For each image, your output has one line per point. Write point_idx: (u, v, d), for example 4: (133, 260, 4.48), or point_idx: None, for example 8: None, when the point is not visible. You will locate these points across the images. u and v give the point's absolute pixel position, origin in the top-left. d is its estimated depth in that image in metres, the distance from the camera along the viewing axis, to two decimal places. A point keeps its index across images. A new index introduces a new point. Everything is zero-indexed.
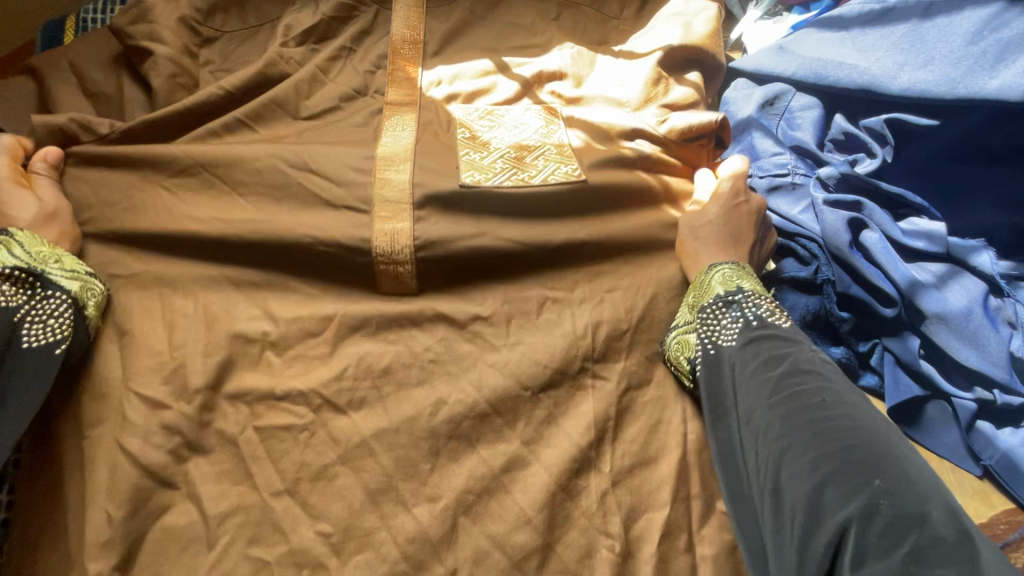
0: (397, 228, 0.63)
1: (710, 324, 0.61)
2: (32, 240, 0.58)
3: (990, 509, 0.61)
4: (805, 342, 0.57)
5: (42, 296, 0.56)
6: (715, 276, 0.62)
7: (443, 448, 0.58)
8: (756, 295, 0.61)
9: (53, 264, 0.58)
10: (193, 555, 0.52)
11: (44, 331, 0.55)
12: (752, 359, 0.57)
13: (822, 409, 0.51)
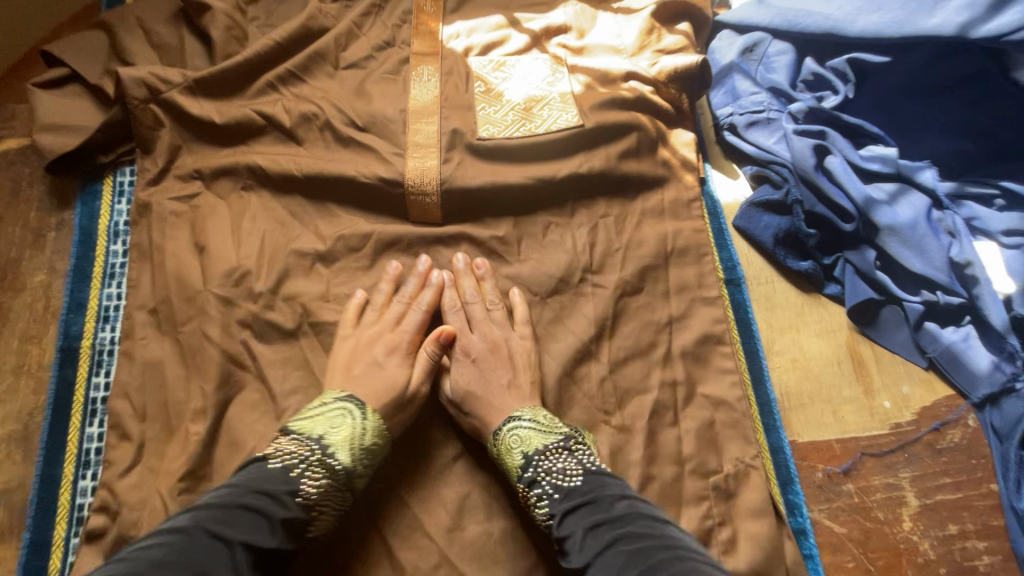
0: (427, 166, 0.74)
1: (525, 492, 0.58)
2: (355, 430, 0.59)
3: (933, 394, 0.71)
4: (616, 497, 0.53)
5: (324, 474, 0.55)
6: (511, 437, 0.60)
7: (468, 342, 0.69)
8: (548, 447, 0.58)
9: (351, 451, 0.57)
10: (262, 422, 0.63)
11: (303, 487, 0.53)
12: (580, 529, 0.51)
13: (627, 554, 0.47)
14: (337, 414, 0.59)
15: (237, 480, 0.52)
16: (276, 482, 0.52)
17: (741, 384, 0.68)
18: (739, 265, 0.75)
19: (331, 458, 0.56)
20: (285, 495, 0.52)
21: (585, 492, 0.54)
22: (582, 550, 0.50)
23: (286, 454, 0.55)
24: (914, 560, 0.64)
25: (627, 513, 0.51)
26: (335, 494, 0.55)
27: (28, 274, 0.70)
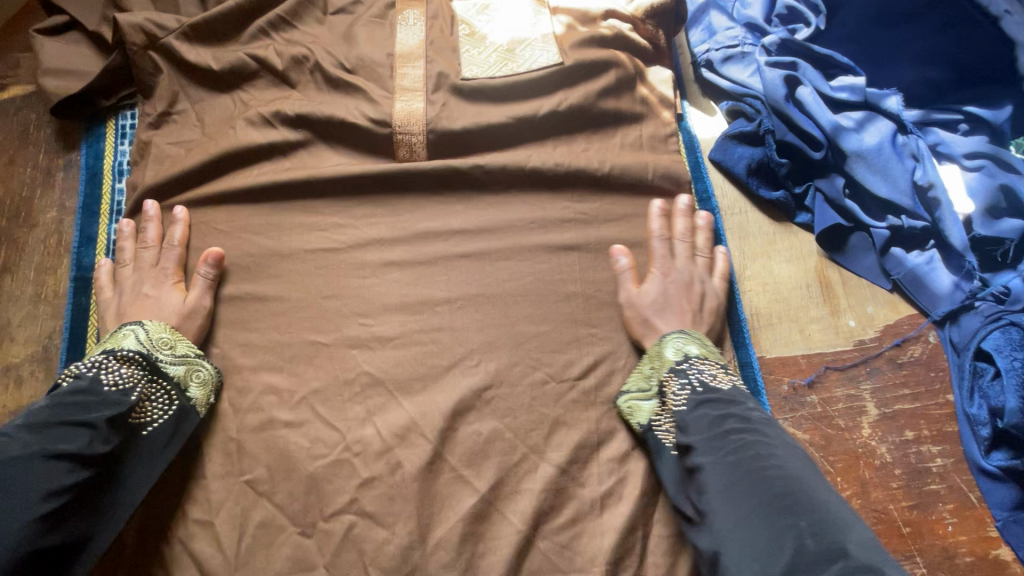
0: (413, 108, 0.76)
1: (665, 384, 0.64)
2: (157, 328, 0.64)
3: (896, 314, 0.75)
4: (744, 401, 0.60)
5: (154, 386, 0.61)
6: (667, 347, 0.66)
7: (456, 267, 0.73)
8: (705, 360, 0.65)
9: (166, 351, 0.64)
10: (269, 338, 0.69)
11: (155, 410, 0.61)
12: (705, 417, 0.59)
13: (747, 453, 0.55)
14: (123, 334, 0.63)
15: (46, 402, 0.56)
16: (94, 392, 0.57)
17: (714, 303, 0.73)
18: (714, 195, 0.78)
19: (141, 362, 0.61)
20: (107, 399, 0.57)
21: (710, 396, 0.61)
22: (711, 445, 0.57)
23: (89, 370, 0.59)
24: (871, 461, 0.69)
25: (739, 420, 0.58)
26: (160, 391, 0.62)
27: (41, 211, 0.74)
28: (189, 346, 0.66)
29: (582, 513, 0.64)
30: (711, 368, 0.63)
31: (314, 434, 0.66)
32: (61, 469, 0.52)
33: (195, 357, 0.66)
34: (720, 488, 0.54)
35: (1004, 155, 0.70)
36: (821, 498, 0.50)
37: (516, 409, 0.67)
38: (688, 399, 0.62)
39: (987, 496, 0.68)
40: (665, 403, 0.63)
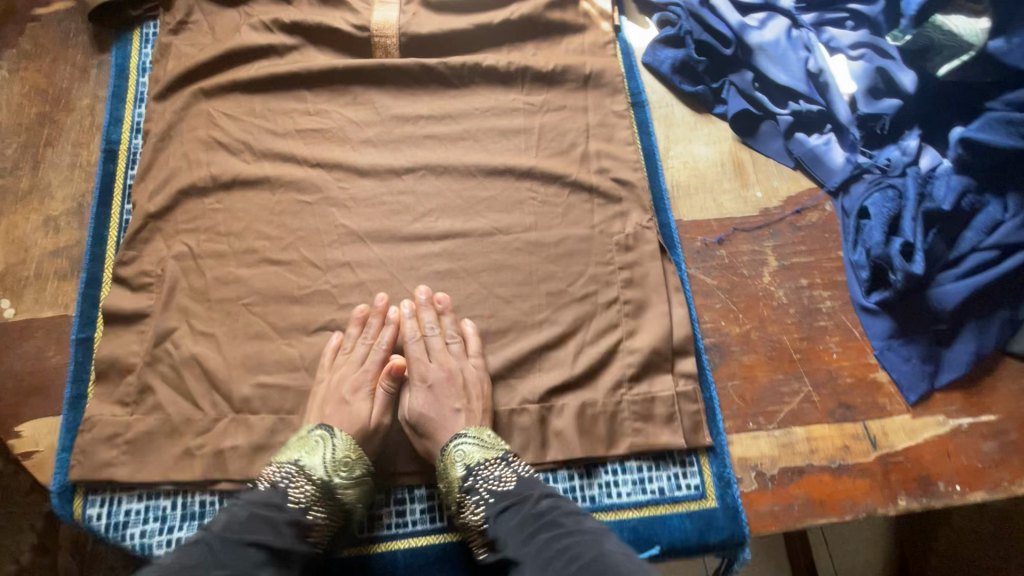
0: (388, 17, 0.91)
1: (462, 503, 0.67)
2: (345, 444, 0.69)
3: (798, 187, 0.87)
4: (571, 511, 0.61)
5: (327, 503, 0.66)
6: (455, 452, 0.69)
7: (421, 144, 0.87)
8: (485, 461, 0.68)
9: (342, 473, 0.67)
10: (262, 197, 0.83)
11: (325, 526, 0.65)
12: (508, 526, 0.62)
13: (556, 546, 0.57)
14: (318, 441, 0.69)
15: (244, 503, 0.61)
16: (281, 507, 0.62)
17: (639, 175, 0.86)
18: (643, 91, 0.92)
19: (321, 483, 0.66)
20: (295, 513, 0.63)
21: (506, 501, 0.64)
22: (245, 533, 0.58)
23: (281, 479, 0.65)
24: (769, 302, 0.81)
25: (543, 520, 0.61)
26: (334, 511, 0.66)
27: (76, 98, 0.89)
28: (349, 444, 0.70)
29: (518, 334, 0.78)
30: (503, 469, 0.67)
31: (300, 271, 0.80)
32: (246, 557, 0.56)
33: (366, 476, 0.70)
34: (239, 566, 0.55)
35: (881, 44, 0.83)
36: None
37: (468, 256, 0.82)
38: (303, 501, 0.64)
39: (867, 330, 0.80)
40: (472, 510, 0.66)
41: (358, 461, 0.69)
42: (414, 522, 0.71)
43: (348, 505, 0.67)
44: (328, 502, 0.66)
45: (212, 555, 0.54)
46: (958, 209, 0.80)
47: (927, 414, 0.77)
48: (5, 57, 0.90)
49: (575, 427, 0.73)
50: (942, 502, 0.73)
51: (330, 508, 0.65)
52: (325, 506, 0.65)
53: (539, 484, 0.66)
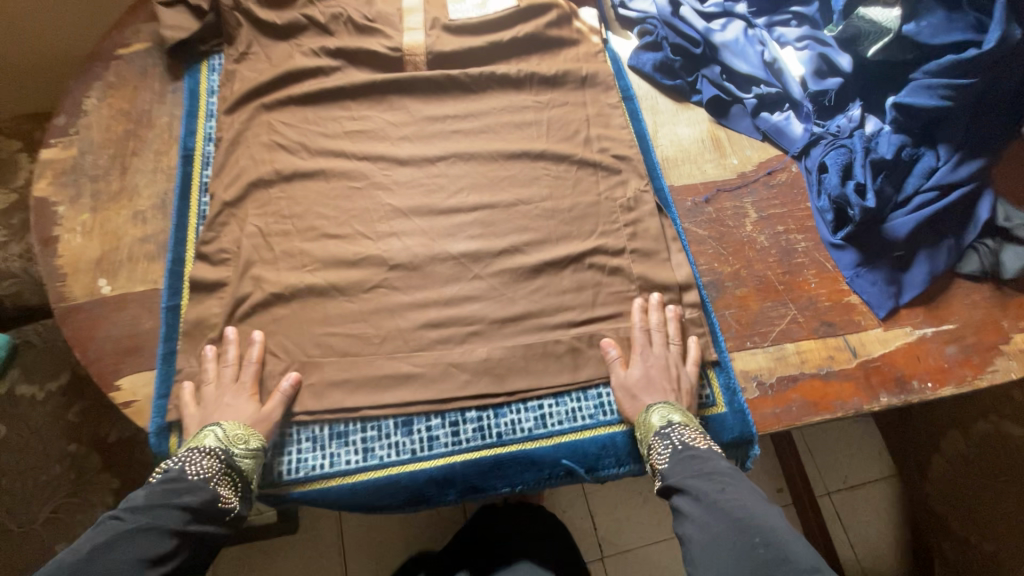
0: (416, 40, 1.09)
1: (652, 445, 0.77)
2: (233, 425, 0.76)
3: (768, 155, 1.04)
4: (736, 477, 0.70)
5: (227, 474, 0.73)
6: (653, 415, 0.79)
7: (450, 138, 1.04)
8: (687, 424, 0.77)
9: (241, 446, 0.75)
10: (320, 185, 0.99)
11: (229, 495, 0.73)
12: (683, 471, 0.72)
13: (722, 497, 0.67)
14: (207, 432, 0.75)
15: (152, 486, 0.69)
16: (183, 481, 0.70)
17: (634, 151, 1.02)
18: (631, 87, 1.10)
19: (220, 458, 0.73)
20: (194, 488, 0.70)
21: (689, 453, 0.74)
22: (142, 518, 0.65)
23: (180, 462, 0.72)
24: (753, 246, 0.96)
25: (714, 480, 0.69)
26: (235, 483, 0.74)
27: (155, 117, 1.05)
28: (245, 428, 0.76)
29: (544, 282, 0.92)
30: (692, 433, 0.76)
31: (355, 242, 0.94)
32: (138, 544, 0.63)
33: (262, 450, 0.77)
34: (132, 553, 0.62)
35: (820, 36, 1.03)
36: (807, 564, 0.58)
37: (497, 223, 0.96)
38: (202, 478, 0.71)
39: (838, 263, 0.94)
40: (651, 457, 0.77)
41: (251, 435, 0.76)
42: (468, 439, 0.82)
43: (245, 472, 0.75)
44: (229, 476, 0.74)
45: (97, 549, 0.61)
46: (900, 160, 0.96)
47: (896, 325, 0.91)
48: (94, 89, 1.07)
49: (653, 374, 0.83)
50: (918, 396, 0.86)
51: (229, 480, 0.74)
52: (224, 480, 0.73)
53: (720, 457, 0.74)
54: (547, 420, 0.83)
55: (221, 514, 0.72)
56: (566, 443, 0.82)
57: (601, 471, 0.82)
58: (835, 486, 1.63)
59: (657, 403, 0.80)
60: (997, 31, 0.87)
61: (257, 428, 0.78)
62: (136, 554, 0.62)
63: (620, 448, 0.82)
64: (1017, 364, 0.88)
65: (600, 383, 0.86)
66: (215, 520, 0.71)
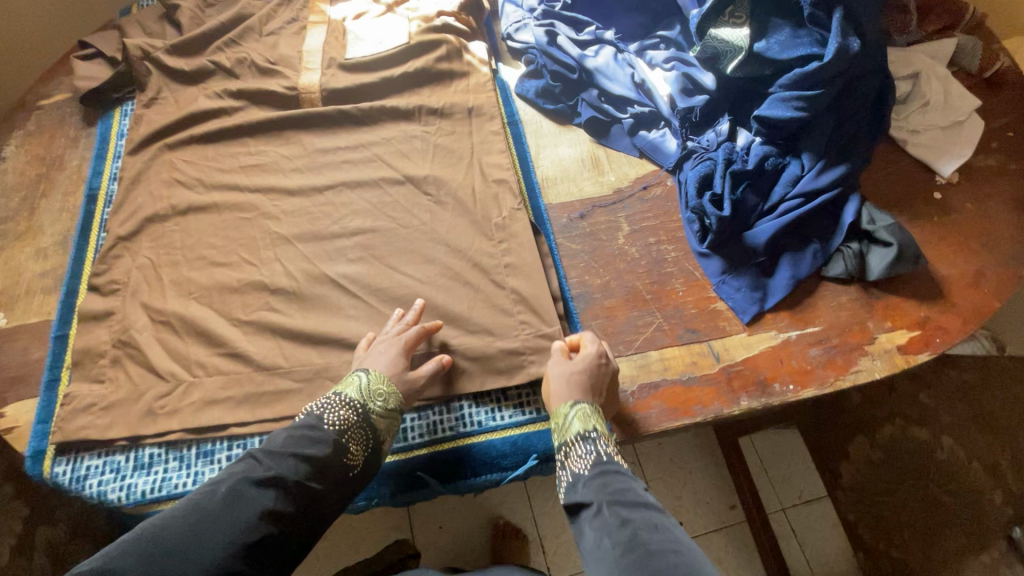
0: (313, 79, 1.16)
1: (569, 448, 0.77)
2: (377, 380, 0.80)
3: (644, 170, 1.08)
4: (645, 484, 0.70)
5: (357, 424, 0.76)
6: (576, 415, 0.79)
7: (340, 167, 1.09)
8: (608, 438, 0.77)
9: (377, 402, 0.79)
10: (212, 217, 1.04)
11: (356, 450, 0.75)
12: (599, 479, 0.71)
13: (631, 495, 0.67)
14: (354, 380, 0.80)
15: (285, 431, 0.73)
16: (319, 429, 0.74)
17: (513, 173, 1.06)
18: (517, 113, 1.16)
19: (356, 410, 0.77)
20: (327, 438, 0.73)
21: (608, 466, 0.73)
22: (271, 465, 0.68)
23: (320, 409, 0.77)
24: (624, 258, 0.99)
25: (626, 500, 0.67)
26: (360, 440, 0.76)
27: (68, 160, 1.12)
28: (382, 382, 0.81)
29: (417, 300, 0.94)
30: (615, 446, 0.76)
31: (239, 269, 0.98)
32: (256, 496, 0.65)
33: (395, 411, 0.81)
34: (255, 505, 0.64)
35: (685, 57, 1.08)
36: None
37: (377, 245, 1.00)
38: (334, 429, 0.75)
39: (705, 271, 0.97)
40: (568, 463, 0.76)
41: (390, 394, 0.80)
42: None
43: (374, 430, 0.78)
44: (358, 432, 0.76)
45: (223, 498, 0.64)
46: (762, 169, 0.99)
47: (761, 330, 0.92)
48: (14, 137, 1.15)
49: (591, 372, 0.82)
50: (778, 399, 0.86)
51: (353, 438, 0.75)
52: (352, 436, 0.76)
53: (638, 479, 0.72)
54: (408, 433, 0.86)
55: (342, 470, 0.73)
56: (425, 454, 0.85)
57: (457, 481, 0.84)
58: (790, 501, 1.35)
59: (581, 402, 0.80)
60: (834, 43, 0.90)
61: (398, 387, 0.81)
62: (250, 507, 0.64)
63: (475, 459, 0.85)
64: (880, 363, 0.89)
65: (464, 397, 0.89)
66: (334, 478, 0.72)
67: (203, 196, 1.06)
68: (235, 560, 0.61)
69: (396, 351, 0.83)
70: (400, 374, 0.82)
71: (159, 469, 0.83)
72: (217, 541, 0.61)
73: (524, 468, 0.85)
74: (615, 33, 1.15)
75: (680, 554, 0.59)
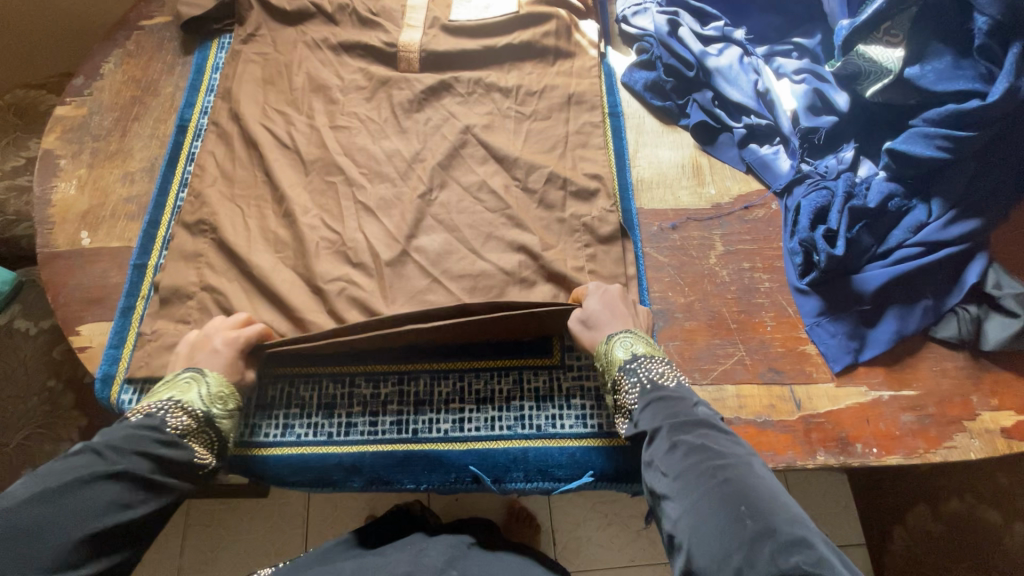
0: (413, 38, 1.10)
1: (619, 384, 0.77)
2: (218, 382, 0.76)
3: (749, 188, 1.00)
4: (694, 405, 0.72)
5: (203, 427, 0.73)
6: (616, 345, 0.79)
7: (429, 136, 1.04)
8: (651, 358, 0.78)
9: (220, 406, 0.75)
10: (294, 168, 1.01)
11: (201, 451, 0.73)
12: (652, 408, 0.73)
13: (687, 421, 0.70)
14: (188, 383, 0.75)
15: (128, 428, 0.69)
16: (163, 430, 0.70)
17: (608, 171, 1.00)
18: (620, 104, 1.08)
19: (201, 415, 0.73)
20: (171, 439, 0.70)
21: (657, 394, 0.74)
22: (116, 461, 0.65)
23: (161, 409, 0.72)
24: (713, 280, 0.93)
25: (687, 426, 0.69)
26: (211, 441, 0.74)
27: (162, 87, 1.12)
28: (223, 382, 0.77)
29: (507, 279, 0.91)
30: (658, 369, 0.76)
31: (316, 227, 0.96)
32: (104, 491, 0.63)
33: (236, 411, 0.78)
34: (109, 500, 0.63)
35: (819, 70, 0.99)
36: (781, 502, 0.58)
37: (457, 226, 0.96)
38: (178, 432, 0.71)
39: (801, 309, 0.90)
40: (618, 398, 0.77)
41: (231, 396, 0.77)
42: (352, 433, 0.83)
43: (223, 432, 0.75)
44: (203, 432, 0.74)
45: (68, 489, 0.61)
46: (884, 209, 0.90)
47: (851, 384, 0.85)
48: (113, 55, 1.14)
49: (614, 300, 0.84)
50: (860, 461, 0.81)
51: (205, 439, 0.74)
52: (201, 437, 0.73)
53: (690, 397, 0.73)
54: (465, 424, 0.83)
55: (192, 469, 0.72)
56: (479, 450, 0.81)
57: (507, 483, 0.81)
58: None
59: (614, 334, 0.80)
60: (1002, 83, 0.78)
61: (238, 388, 0.78)
62: (98, 502, 0.62)
63: (530, 464, 0.81)
64: (979, 443, 0.81)
65: (524, 396, 0.85)
66: (183, 476, 0.71)
67: (287, 144, 1.03)
68: (88, 553, 0.61)
69: (232, 355, 0.78)
70: (241, 374, 0.79)
71: None
72: (66, 533, 0.60)
73: (577, 484, 0.80)
74: (746, 35, 1.07)
75: (753, 470, 0.63)
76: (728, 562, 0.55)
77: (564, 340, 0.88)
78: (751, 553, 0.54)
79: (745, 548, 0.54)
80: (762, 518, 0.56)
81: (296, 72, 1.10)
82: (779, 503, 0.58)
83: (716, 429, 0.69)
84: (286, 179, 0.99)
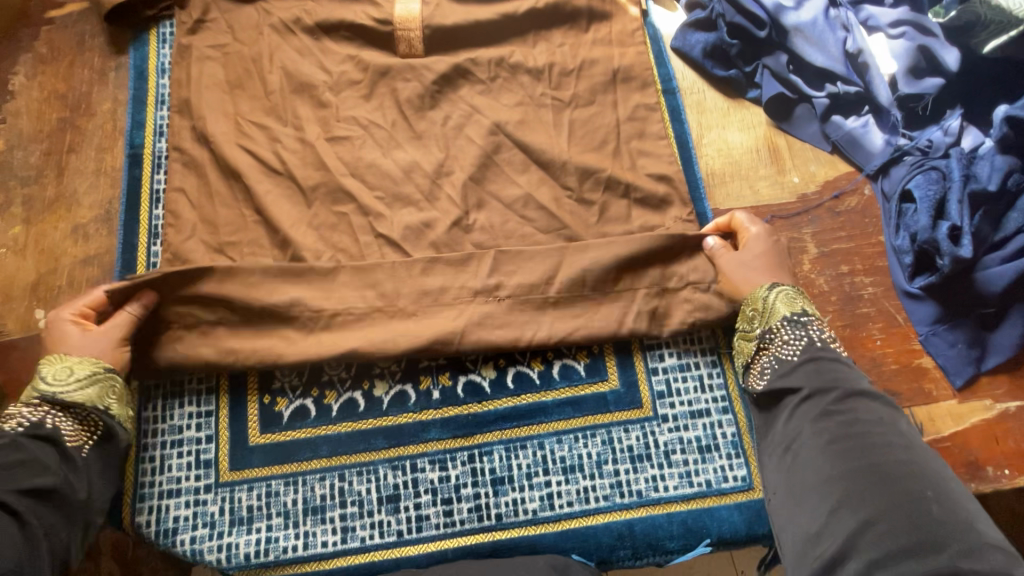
0: (411, 11, 0.87)
1: (777, 336, 0.69)
2: (87, 366, 0.66)
3: (836, 172, 0.85)
4: (858, 371, 0.66)
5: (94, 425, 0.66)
6: (780, 298, 0.71)
7: (451, 141, 0.85)
8: (818, 320, 0.70)
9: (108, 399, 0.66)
10: (293, 199, 0.81)
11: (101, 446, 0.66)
12: (813, 366, 0.66)
13: (855, 387, 0.64)
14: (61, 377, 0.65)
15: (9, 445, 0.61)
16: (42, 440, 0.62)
17: (674, 168, 0.84)
18: (674, 78, 0.90)
19: (83, 412, 0.65)
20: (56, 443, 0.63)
21: (824, 352, 0.67)
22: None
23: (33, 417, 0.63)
24: (811, 290, 0.81)
25: (851, 391, 0.63)
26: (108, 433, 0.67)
27: (97, 102, 0.87)
28: (95, 365, 0.66)
29: (575, 289, 0.74)
30: (826, 331, 0.69)
31: None
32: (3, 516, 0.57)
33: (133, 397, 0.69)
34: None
35: (924, 21, 0.81)
36: (958, 490, 0.55)
37: None
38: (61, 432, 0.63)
39: (911, 316, 0.79)
40: (769, 348, 0.69)
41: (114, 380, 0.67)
42: (425, 529, 0.70)
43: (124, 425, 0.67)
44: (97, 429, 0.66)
45: None
46: (1004, 190, 0.75)
47: (973, 398, 0.76)
48: (22, 62, 0.88)
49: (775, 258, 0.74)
50: (992, 486, 0.73)
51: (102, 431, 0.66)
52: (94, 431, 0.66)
53: (857, 369, 0.67)
54: (556, 500, 0.71)
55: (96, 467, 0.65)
56: (578, 529, 0.71)
57: (614, 563, 0.70)
58: None
59: (779, 285, 0.71)
60: None
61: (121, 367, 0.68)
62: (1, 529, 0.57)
63: (638, 539, 0.70)
64: None
65: (619, 459, 0.73)
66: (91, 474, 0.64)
67: (274, 168, 0.82)
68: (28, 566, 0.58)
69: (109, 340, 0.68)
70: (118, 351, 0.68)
71: (260, 526, 0.70)
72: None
73: (691, 554, 0.71)
74: None
75: (926, 454, 0.58)
76: (893, 534, 0.52)
77: (652, 385, 0.75)
78: (936, 536, 0.51)
79: (926, 532, 0.51)
80: (941, 508, 0.53)
81: (269, 70, 0.87)
82: (957, 492, 0.55)
83: (878, 394, 0.64)
84: (284, 216, 0.80)
